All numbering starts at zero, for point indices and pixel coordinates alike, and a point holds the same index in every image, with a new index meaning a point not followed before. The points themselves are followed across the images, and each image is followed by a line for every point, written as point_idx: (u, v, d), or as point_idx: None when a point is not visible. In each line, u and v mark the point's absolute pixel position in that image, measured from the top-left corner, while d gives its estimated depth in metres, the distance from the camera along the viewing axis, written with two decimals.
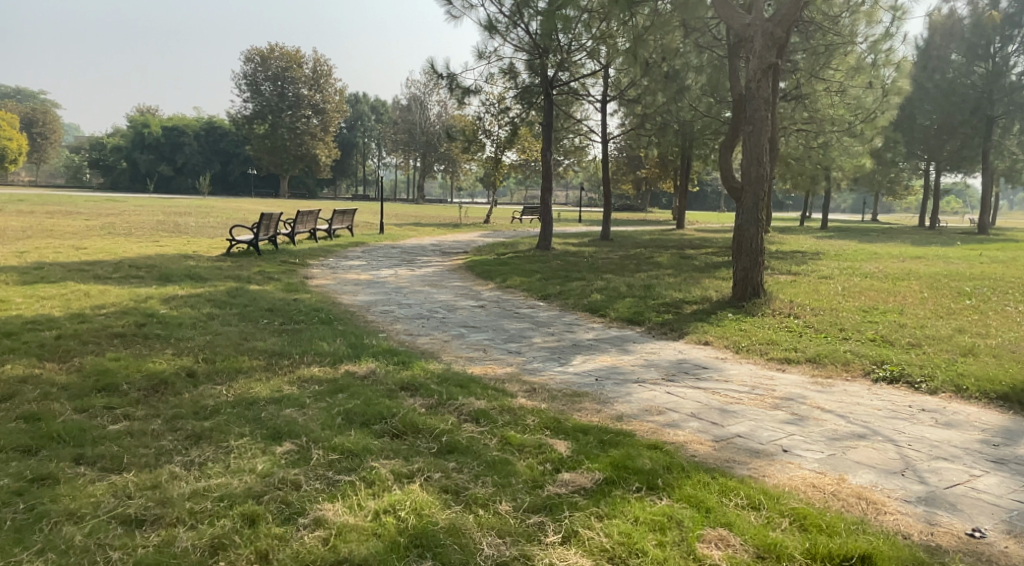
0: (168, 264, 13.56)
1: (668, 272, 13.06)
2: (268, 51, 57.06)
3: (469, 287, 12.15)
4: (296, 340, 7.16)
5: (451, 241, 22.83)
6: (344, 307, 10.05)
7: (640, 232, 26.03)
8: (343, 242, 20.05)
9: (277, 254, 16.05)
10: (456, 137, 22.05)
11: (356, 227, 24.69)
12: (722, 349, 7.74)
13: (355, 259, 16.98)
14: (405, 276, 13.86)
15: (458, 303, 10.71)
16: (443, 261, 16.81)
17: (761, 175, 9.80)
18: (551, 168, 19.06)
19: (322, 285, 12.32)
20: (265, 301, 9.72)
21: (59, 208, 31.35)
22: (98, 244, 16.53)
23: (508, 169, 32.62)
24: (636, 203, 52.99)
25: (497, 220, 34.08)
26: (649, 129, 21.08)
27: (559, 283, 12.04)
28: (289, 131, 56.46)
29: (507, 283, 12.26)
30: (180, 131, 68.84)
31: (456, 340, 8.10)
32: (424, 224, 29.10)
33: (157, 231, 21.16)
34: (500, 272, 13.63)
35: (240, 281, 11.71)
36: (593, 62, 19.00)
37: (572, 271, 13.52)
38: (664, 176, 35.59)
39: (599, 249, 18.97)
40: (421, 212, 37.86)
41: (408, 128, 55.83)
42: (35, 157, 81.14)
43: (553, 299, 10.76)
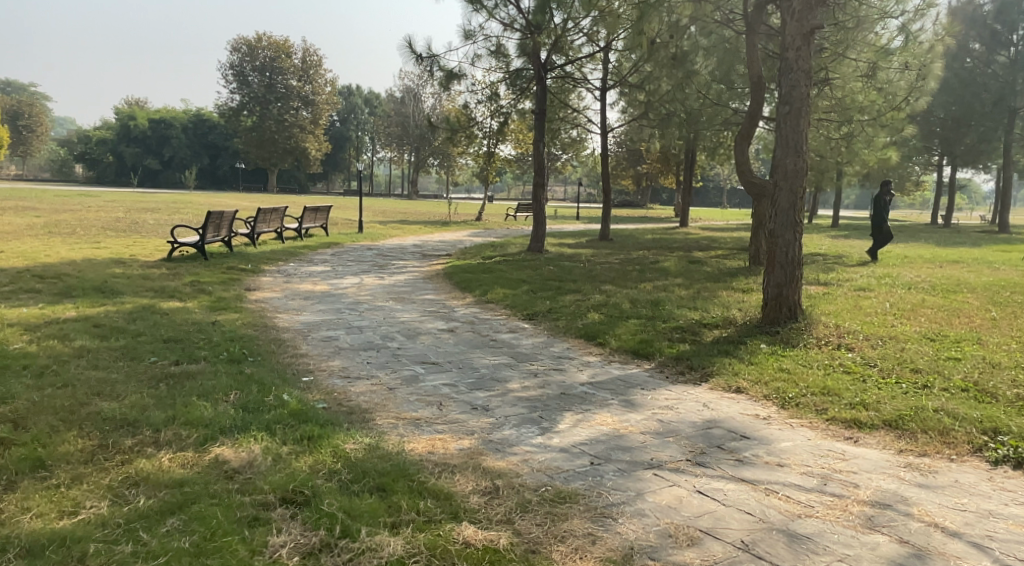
0: (89, 275, 11.52)
1: (677, 282, 10.99)
2: (256, 41, 54.68)
3: (440, 302, 10.09)
4: (167, 398, 5.13)
5: (436, 241, 20.73)
6: (275, 333, 7.99)
7: (643, 231, 23.93)
8: (314, 242, 17.97)
9: (228, 259, 14.01)
10: (438, 128, 19.89)
11: (333, 226, 22.58)
12: (761, 400, 5.63)
13: (319, 262, 14.90)
14: (369, 285, 11.76)
15: (425, 323, 8.64)
16: (419, 266, 14.71)
17: (799, 168, 7.65)
18: (544, 162, 16.96)
19: (262, 298, 10.22)
20: (168, 327, 7.72)
21: (18, 206, 29.08)
22: (24, 249, 14.49)
23: (502, 162, 30.54)
24: (637, 198, 50.75)
25: (489, 218, 31.91)
26: (653, 119, 18.98)
27: (547, 296, 9.98)
28: (277, 123, 54.19)
29: (485, 298, 10.18)
30: (167, 124, 66.45)
31: (403, 386, 6.04)
32: (410, 222, 26.94)
33: (106, 231, 19.08)
34: (480, 282, 11.53)
35: (160, 298, 9.68)
36: (591, 44, 16.93)
37: (565, 281, 11.43)
38: (666, 172, 33.49)
39: (596, 251, 16.94)
40: (411, 208, 35.74)
41: (402, 121, 53.68)
42: (20, 152, 78.65)
43: (539, 319, 8.67)
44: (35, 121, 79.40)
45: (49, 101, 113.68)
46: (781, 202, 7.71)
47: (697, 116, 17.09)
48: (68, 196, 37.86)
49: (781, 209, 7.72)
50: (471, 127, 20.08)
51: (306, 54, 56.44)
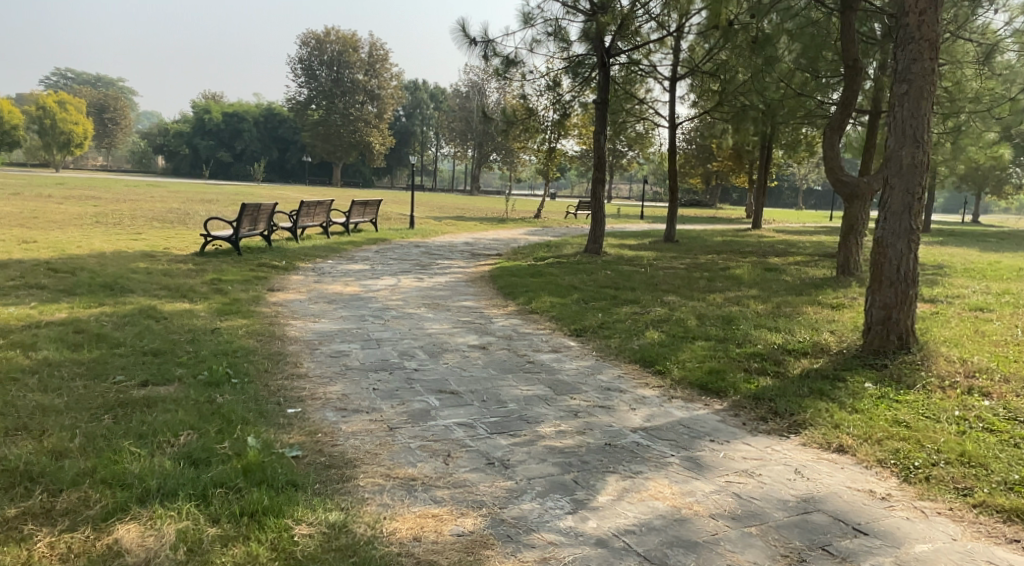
0: (109, 270, 10.69)
1: (753, 294, 9.48)
2: (324, 35, 54.45)
3: (477, 311, 8.84)
4: (95, 442, 4.02)
5: (489, 239, 19.54)
6: (279, 344, 6.86)
7: (712, 233, 22.24)
8: (360, 238, 16.98)
9: (263, 255, 13.10)
10: (494, 120, 18.64)
11: (385, 221, 21.60)
12: (875, 466, 4.18)
13: (359, 260, 13.84)
14: (403, 288, 10.60)
15: (455, 337, 7.39)
16: (464, 267, 13.52)
17: (917, 162, 6.09)
18: (605, 158, 15.60)
19: (281, 301, 9.14)
20: (156, 335, 6.69)
21: (81, 195, 29.07)
22: (59, 240, 13.86)
23: (566, 158, 29.14)
24: (707, 198, 48.61)
25: (548, 216, 30.53)
26: (726, 112, 17.37)
27: (600, 308, 8.65)
28: (342, 117, 54.52)
29: (528, 309, 8.88)
30: (239, 118, 67.09)
31: (407, 424, 4.79)
32: (465, 218, 25.80)
33: (152, 221, 18.49)
34: (527, 288, 10.23)
35: (169, 298, 8.71)
36: (661, 29, 15.42)
37: (623, 290, 10.03)
38: (740, 170, 31.53)
39: (660, 254, 15.50)
40: (471, 205, 34.67)
41: (465, 116, 52.76)
42: (106, 143, 81.39)
43: (588, 337, 7.33)
44: (120, 115, 81.68)
45: (133, 96, 117.49)
46: (893, 204, 6.16)
47: (777, 108, 15.41)
48: (138, 186, 38.19)
49: (893, 213, 6.18)
50: (529, 119, 18.77)
51: (373, 49, 55.84)
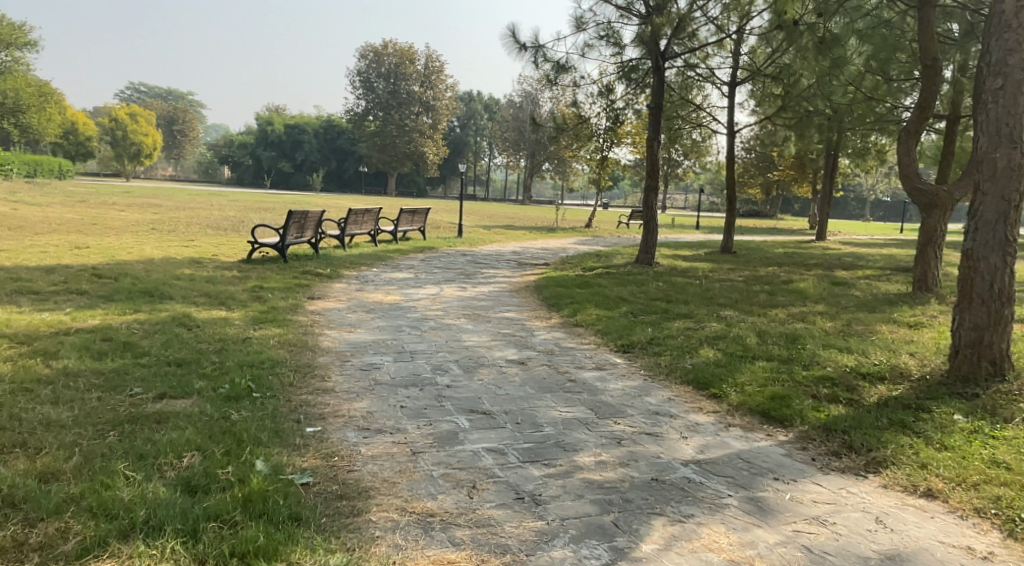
0: (153, 275, 10.57)
1: (819, 309, 8.80)
2: (382, 47, 54.93)
3: (520, 323, 8.40)
4: (91, 462, 3.70)
5: (538, 248, 19.11)
6: (308, 356, 6.53)
7: (772, 245, 21.38)
8: (408, 246, 16.73)
9: (307, 262, 12.91)
10: (545, 127, 18.21)
11: (434, 230, 21.36)
12: (972, 518, 3.57)
13: (404, 268, 13.54)
14: (445, 298, 10.23)
15: (493, 351, 6.95)
16: (510, 276, 13.11)
17: (1014, 165, 5.41)
18: (659, 165, 15.02)
19: (318, 309, 8.84)
20: (184, 345, 6.41)
21: (142, 203, 29.64)
22: (110, 245, 13.92)
23: (620, 167, 28.53)
24: (767, 209, 47.32)
25: (601, 226, 29.93)
26: (788, 118, 16.58)
27: (650, 323, 8.10)
28: (397, 128, 54.71)
29: (573, 322, 8.39)
30: (299, 129, 68.22)
31: (433, 448, 4.36)
32: (515, 228, 25.42)
33: (204, 228, 18.58)
34: (574, 300, 9.74)
35: (205, 304, 8.49)
36: (720, 32, 14.76)
37: (676, 303, 9.46)
38: (802, 180, 30.42)
39: (717, 266, 14.82)
40: (523, 214, 34.30)
41: (519, 126, 52.52)
42: (175, 154, 84.01)
43: (637, 354, 6.80)
44: (187, 126, 84.05)
45: (201, 108, 121.13)
46: (985, 213, 5.49)
47: (845, 112, 14.58)
48: (199, 195, 38.93)
49: (984, 224, 5.51)
50: (581, 126, 18.28)
51: (429, 60, 56.04)
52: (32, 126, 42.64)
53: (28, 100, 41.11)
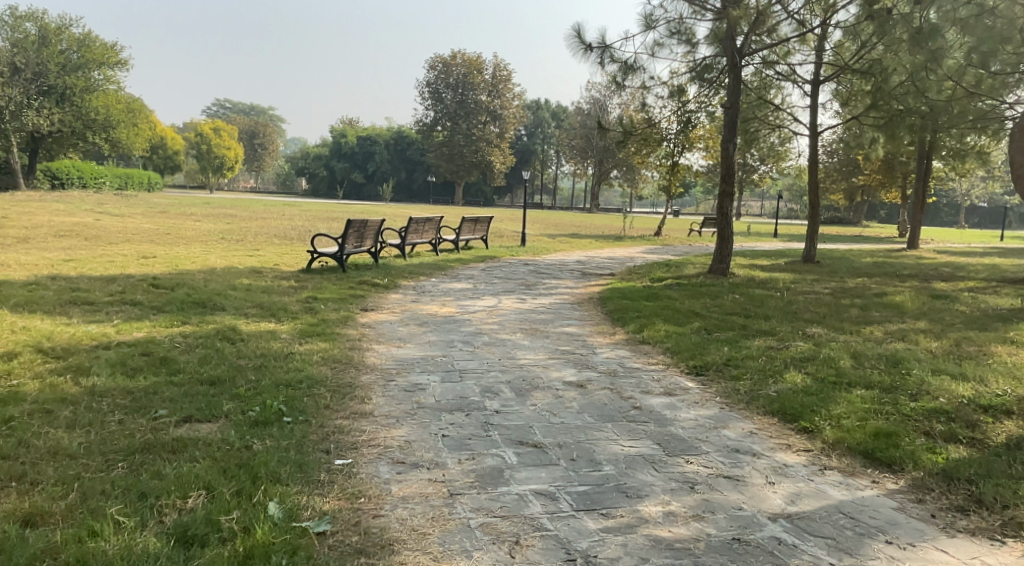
0: (211, 284, 10.38)
1: (920, 327, 7.88)
2: (450, 58, 54.99)
3: (580, 340, 7.80)
4: (86, 504, 3.31)
5: (604, 258, 18.43)
6: (351, 373, 6.09)
7: (857, 253, 20.09)
8: (470, 255, 16.30)
9: (366, 272, 12.58)
10: (613, 131, 17.49)
11: (498, 239, 20.89)
12: None
13: (464, 278, 13.08)
14: (502, 311, 9.72)
15: (549, 371, 6.39)
16: (573, 287, 12.51)
17: None
18: (734, 169, 14.13)
19: (369, 322, 8.45)
20: (224, 361, 6.01)
21: (217, 213, 30.19)
22: (174, 255, 13.91)
23: (691, 173, 27.51)
24: (849, 216, 45.11)
25: (671, 234, 28.92)
26: (877, 117, 15.45)
27: (726, 340, 7.36)
28: (465, 137, 54.76)
29: (640, 339, 7.73)
30: (371, 140, 69.01)
31: (473, 489, 3.80)
32: (581, 236, 24.72)
33: (270, 238, 18.57)
34: (642, 315, 9.05)
35: (253, 316, 8.18)
36: (801, 26, 13.80)
37: (752, 318, 8.67)
38: (889, 184, 28.74)
39: (798, 277, 13.87)
40: (591, 222, 33.55)
41: (587, 134, 51.77)
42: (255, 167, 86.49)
43: (712, 378, 6.09)
44: (267, 139, 86.33)
45: (280, 122, 124.65)
46: None
47: (942, 110, 13.39)
48: (272, 205, 39.56)
49: None
50: (651, 129, 17.48)
51: (497, 70, 55.81)
52: (121, 140, 44.25)
53: (118, 117, 42.66)
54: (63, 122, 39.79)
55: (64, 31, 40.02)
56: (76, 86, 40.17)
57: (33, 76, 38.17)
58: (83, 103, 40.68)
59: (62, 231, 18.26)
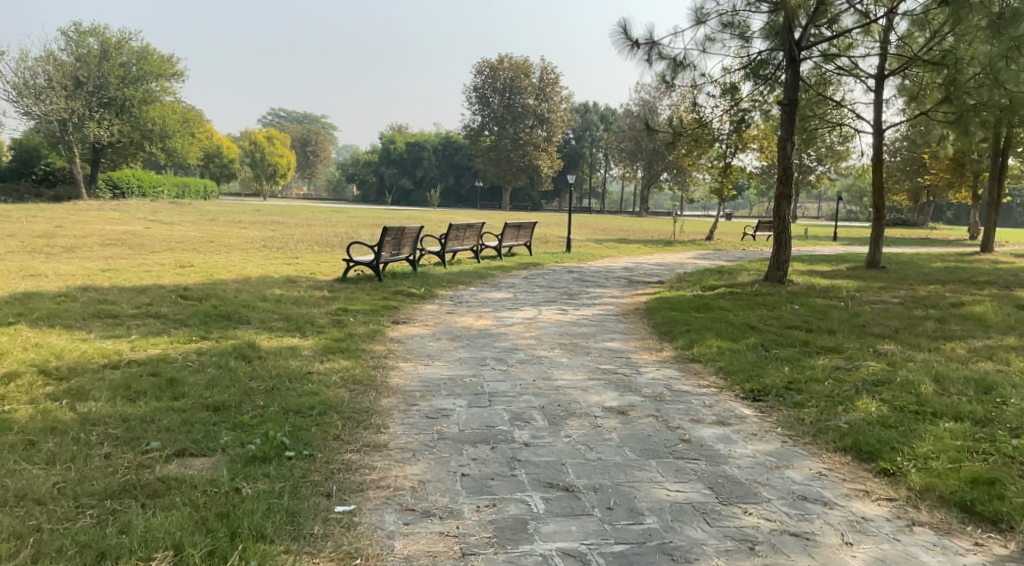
0: (243, 294, 10.04)
1: (1006, 344, 7.10)
2: (498, 62, 54.53)
3: (623, 359, 7.24)
4: None
5: (652, 263, 17.73)
6: (372, 397, 5.63)
7: (925, 257, 18.96)
8: (513, 262, 15.80)
9: (403, 281, 12.19)
10: (662, 132, 16.76)
11: (543, 245, 20.35)
12: None
13: (505, 287, 12.60)
14: (541, 324, 9.22)
15: (587, 395, 5.86)
16: (618, 296, 11.93)
17: None
18: (792, 170, 13.31)
19: (400, 336, 8.02)
20: (235, 383, 5.52)
21: (265, 220, 30.28)
22: (212, 263, 13.70)
23: (745, 174, 26.52)
24: (913, 217, 43.21)
25: (724, 238, 27.92)
26: (947, 113, 14.45)
27: (788, 359, 6.77)
28: (512, 141, 54.29)
29: (692, 358, 7.13)
30: (419, 146, 69.04)
31: (492, 547, 3.32)
32: (629, 241, 23.97)
33: (312, 245, 18.34)
34: (692, 329, 8.44)
35: (279, 329, 7.81)
36: (866, 16, 12.89)
37: (813, 334, 7.99)
38: (957, 184, 27.28)
39: (860, 285, 13.04)
40: (640, 227, 32.71)
41: (636, 136, 50.87)
42: (308, 174, 87.68)
43: (771, 406, 5.49)
44: (319, 147, 87.26)
45: (333, 130, 126.46)
46: None
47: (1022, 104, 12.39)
48: (321, 212, 39.65)
49: None
50: (702, 129, 16.71)
51: (544, 73, 55.21)
52: (177, 150, 44.88)
53: (174, 127, 43.28)
54: (122, 133, 40.50)
55: (125, 44, 40.75)
56: (135, 97, 40.81)
57: (93, 89, 39.02)
58: (141, 115, 41.32)
59: (106, 238, 18.26)
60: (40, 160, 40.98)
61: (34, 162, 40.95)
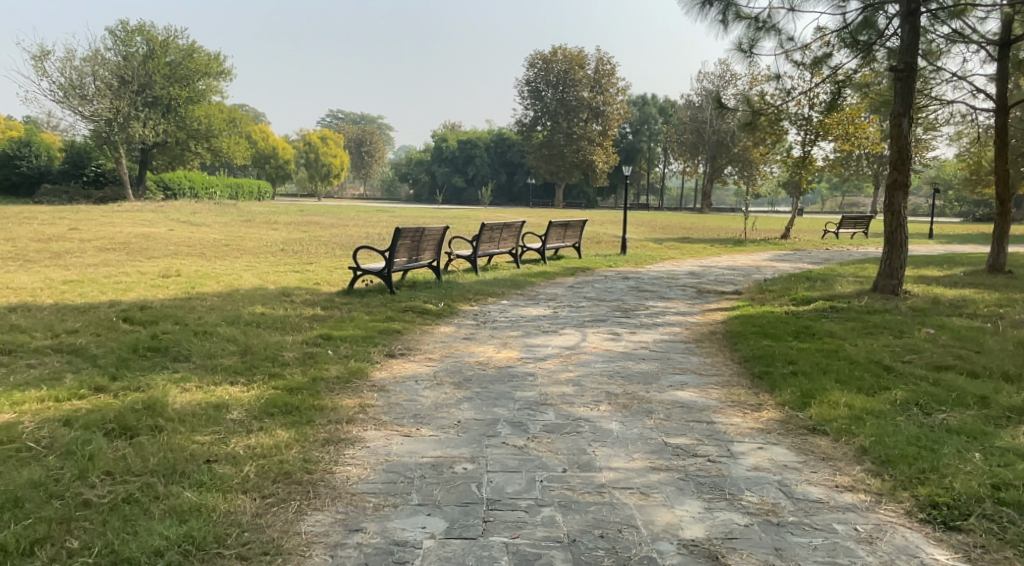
0: (208, 312, 7.95)
1: None
2: (551, 54, 51.92)
3: (701, 430, 4.88)
4: None
5: (722, 267, 15.24)
6: (293, 507, 3.46)
7: None
8: (558, 267, 13.50)
9: (420, 294, 9.99)
10: (736, 112, 14.20)
11: (596, 246, 17.95)
12: None
13: (546, 299, 10.33)
14: (584, 357, 6.91)
15: (648, 512, 3.63)
16: (686, 313, 9.51)
17: None
18: (909, 153, 10.76)
19: (385, 379, 5.83)
20: (65, 491, 3.39)
21: (302, 221, 28.49)
22: (204, 269, 11.66)
23: (824, 165, 23.59)
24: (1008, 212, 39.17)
25: (800, 236, 25.00)
26: None
27: (971, 443, 4.52)
28: (566, 137, 51.80)
29: (817, 441, 4.73)
30: (472, 143, 67.06)
31: None
32: (693, 241, 21.37)
33: (333, 248, 16.24)
34: (801, 375, 6.14)
35: (218, 370, 5.66)
36: None
37: (979, 389, 5.61)
38: None
39: (991, 302, 10.45)
40: (703, 224, 29.87)
41: (696, 129, 48.15)
42: (362, 174, 86.78)
43: (986, 549, 3.40)
44: (374, 147, 85.98)
45: (389, 130, 126.26)
46: None
47: None
48: (366, 212, 37.84)
49: None
50: (783, 107, 14.09)
51: (600, 64, 52.39)
52: (223, 150, 43.07)
53: (219, 126, 41.77)
54: (167, 132, 39.21)
55: (171, 42, 39.32)
56: (181, 96, 39.51)
57: (138, 88, 37.84)
58: (186, 115, 39.97)
59: (112, 239, 16.52)
60: (90, 162, 40.17)
61: (84, 164, 40.30)
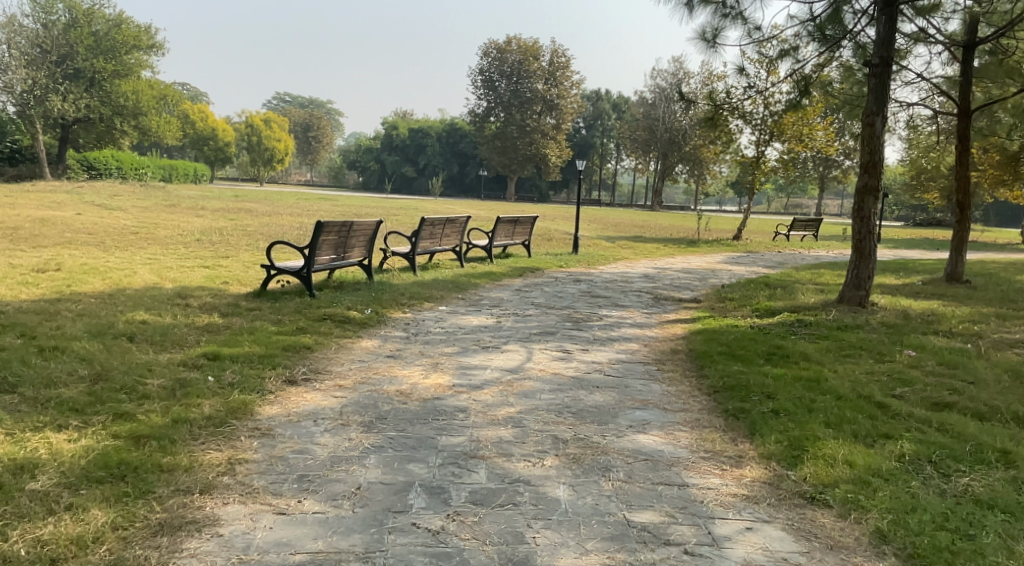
0: (75, 319, 6.56)
1: None
2: (505, 43, 50.92)
3: (671, 500, 3.78)
4: None
5: (678, 270, 14.31)
6: None
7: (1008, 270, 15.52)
8: (503, 267, 12.35)
9: (344, 298, 8.71)
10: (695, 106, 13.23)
11: (546, 244, 16.85)
12: None
13: (487, 305, 9.17)
14: (528, 384, 5.75)
15: None
16: (643, 325, 8.45)
17: None
18: (882, 155, 9.90)
19: (275, 418, 4.58)
20: None
21: (234, 207, 26.66)
22: (97, 262, 10.15)
23: (780, 165, 22.98)
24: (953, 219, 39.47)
25: (753, 237, 24.38)
26: None
27: (1010, 525, 3.58)
28: (518, 129, 50.62)
29: (819, 518, 3.68)
30: (423, 132, 65.52)
31: None
32: (647, 240, 20.45)
33: (258, 239, 14.73)
34: (784, 415, 5.10)
35: (48, 407, 4.35)
36: None
37: (997, 440, 4.66)
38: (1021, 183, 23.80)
39: (964, 316, 9.69)
40: (656, 222, 29.07)
41: (650, 125, 47.43)
42: (308, 160, 83.98)
43: None
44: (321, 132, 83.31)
45: (337, 115, 123.14)
46: None
47: None
48: (306, 200, 35.99)
49: None
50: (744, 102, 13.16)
51: (555, 56, 51.41)
52: (153, 129, 40.65)
53: (149, 104, 39.35)
54: (90, 108, 36.72)
55: (96, 12, 36.98)
56: (106, 69, 37.06)
57: (58, 59, 35.22)
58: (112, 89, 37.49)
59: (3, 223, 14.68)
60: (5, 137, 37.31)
61: None
